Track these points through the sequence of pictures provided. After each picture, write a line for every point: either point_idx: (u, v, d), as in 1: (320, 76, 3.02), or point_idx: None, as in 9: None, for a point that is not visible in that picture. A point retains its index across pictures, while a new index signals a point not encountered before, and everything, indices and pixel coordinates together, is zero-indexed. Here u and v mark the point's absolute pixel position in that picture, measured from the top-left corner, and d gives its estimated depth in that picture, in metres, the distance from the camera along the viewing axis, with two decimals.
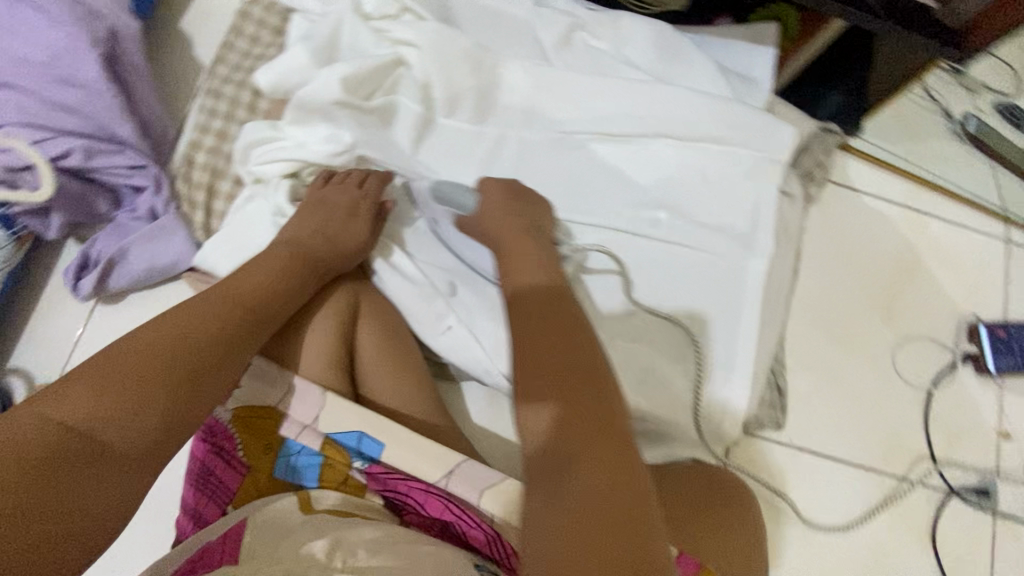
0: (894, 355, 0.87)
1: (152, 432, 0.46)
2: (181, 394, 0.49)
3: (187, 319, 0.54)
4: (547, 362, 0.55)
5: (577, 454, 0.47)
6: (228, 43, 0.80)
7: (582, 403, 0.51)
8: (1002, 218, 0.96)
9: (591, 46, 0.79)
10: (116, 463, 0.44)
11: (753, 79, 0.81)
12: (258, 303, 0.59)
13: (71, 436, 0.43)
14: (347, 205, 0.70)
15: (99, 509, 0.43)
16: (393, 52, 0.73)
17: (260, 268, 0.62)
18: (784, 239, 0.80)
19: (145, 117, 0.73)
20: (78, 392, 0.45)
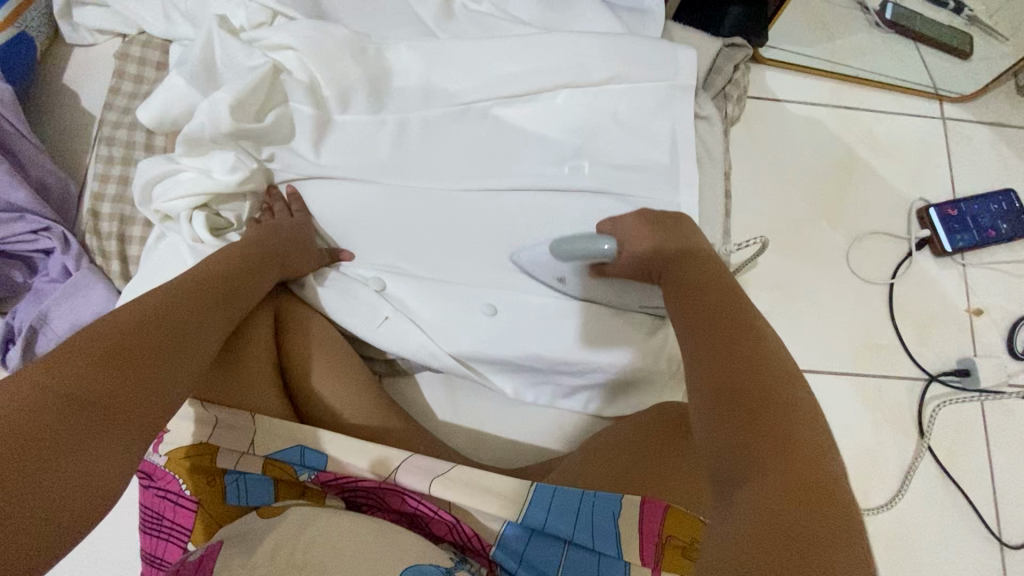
0: (848, 256, 0.85)
1: (146, 405, 0.44)
2: (174, 368, 0.47)
3: (168, 297, 0.52)
4: (722, 313, 0.51)
5: (739, 409, 0.43)
6: (112, 87, 0.78)
7: (729, 382, 0.44)
8: (933, 96, 0.94)
9: (473, 11, 0.78)
10: (111, 435, 0.41)
11: (643, 11, 0.79)
12: (235, 287, 0.59)
13: (68, 405, 0.40)
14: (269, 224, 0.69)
15: (97, 479, 0.39)
16: (264, 59, 0.71)
17: (229, 256, 0.61)
18: (709, 163, 0.79)
19: (40, 179, 0.72)
20: (68, 362, 0.42)
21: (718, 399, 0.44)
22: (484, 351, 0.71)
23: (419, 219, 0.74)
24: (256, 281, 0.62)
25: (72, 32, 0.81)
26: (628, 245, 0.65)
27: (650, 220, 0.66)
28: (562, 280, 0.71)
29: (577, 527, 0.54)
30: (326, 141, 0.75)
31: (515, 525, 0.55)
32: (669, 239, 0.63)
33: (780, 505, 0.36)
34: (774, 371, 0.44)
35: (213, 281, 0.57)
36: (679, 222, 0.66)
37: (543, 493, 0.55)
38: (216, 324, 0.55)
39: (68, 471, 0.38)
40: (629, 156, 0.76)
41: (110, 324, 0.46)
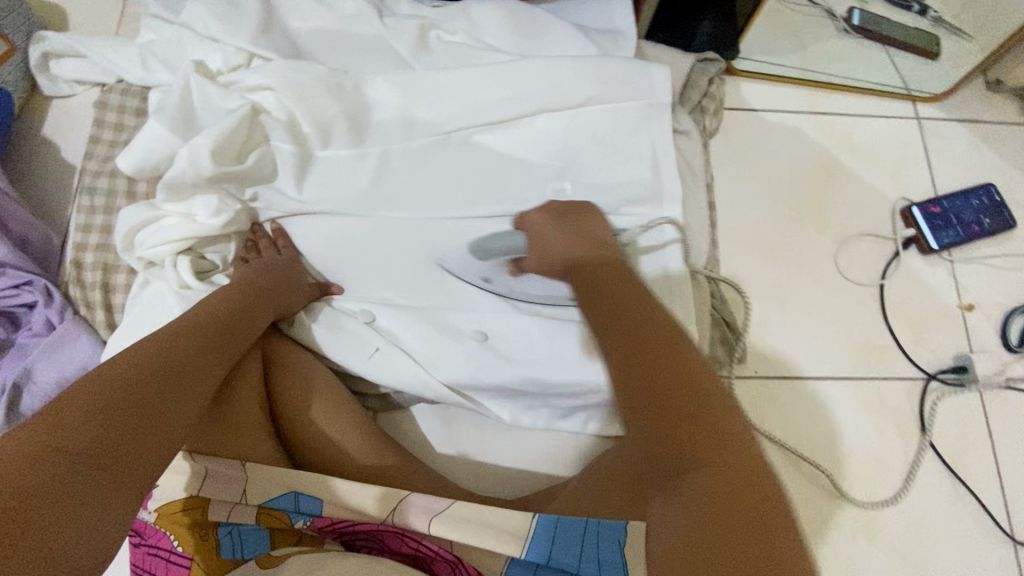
0: (837, 259, 0.85)
1: (145, 464, 0.43)
2: (174, 425, 0.47)
3: (161, 343, 0.51)
4: (645, 326, 0.47)
5: (685, 439, 0.41)
6: (93, 137, 0.78)
7: (650, 384, 0.44)
8: (906, 96, 0.96)
9: (447, 41, 0.78)
10: (110, 495, 0.40)
11: (616, 32, 0.80)
12: (234, 335, 0.59)
13: (71, 465, 0.38)
14: (258, 263, 0.68)
15: (92, 539, 0.38)
16: (243, 102, 0.71)
17: (220, 299, 0.61)
18: (690, 177, 0.80)
19: (21, 234, 0.72)
20: (73, 416, 0.41)
21: (647, 415, 0.44)
22: (478, 379, 0.70)
23: (404, 250, 0.73)
24: (250, 323, 0.62)
25: (50, 84, 0.81)
26: (536, 242, 0.61)
27: (560, 214, 0.63)
28: (488, 280, 0.71)
29: (583, 558, 0.52)
30: (308, 175, 0.74)
31: (518, 560, 0.54)
32: (579, 227, 0.61)
33: (718, 515, 0.38)
34: (684, 365, 0.44)
35: (206, 324, 0.56)
36: (586, 215, 0.63)
37: (546, 531, 0.53)
38: (209, 371, 0.54)
39: (61, 533, 0.36)
40: (610, 175, 0.76)
41: (102, 373, 0.45)
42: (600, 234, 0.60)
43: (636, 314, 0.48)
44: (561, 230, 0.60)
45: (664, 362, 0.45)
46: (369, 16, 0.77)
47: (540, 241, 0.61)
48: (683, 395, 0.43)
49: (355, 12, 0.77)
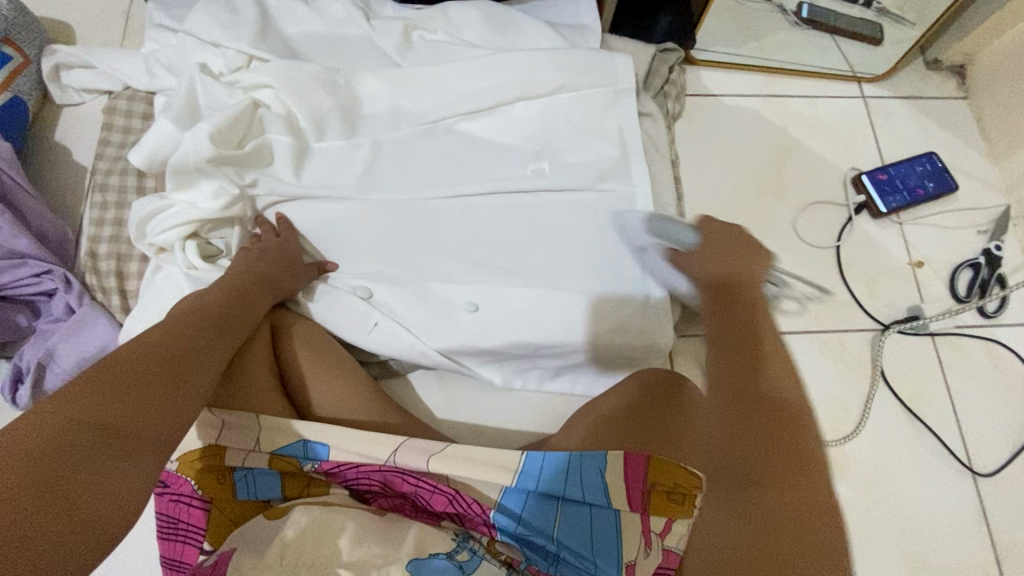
0: (796, 226, 0.93)
1: (160, 434, 0.48)
2: (186, 399, 0.52)
3: (167, 330, 0.56)
4: (749, 373, 0.49)
5: (757, 461, 0.43)
6: (103, 139, 0.84)
7: (741, 397, 0.47)
8: (852, 79, 1.05)
9: (429, 40, 0.85)
10: (128, 459, 0.45)
11: (582, 26, 0.88)
12: (237, 320, 0.64)
13: (90, 435, 0.44)
14: (263, 248, 0.74)
15: (116, 498, 0.43)
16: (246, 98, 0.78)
17: (223, 290, 0.66)
18: (656, 155, 0.87)
19: (40, 228, 0.77)
20: (92, 393, 0.46)
21: (720, 407, 0.48)
22: (471, 343, 0.76)
23: (398, 230, 0.80)
24: (254, 304, 0.67)
25: (61, 93, 0.87)
26: (702, 251, 0.63)
27: (713, 240, 0.64)
28: (642, 248, 0.77)
29: (568, 484, 0.59)
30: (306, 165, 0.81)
31: (512, 491, 0.60)
32: (720, 257, 0.61)
33: (765, 551, 0.39)
34: (783, 407, 0.46)
35: (210, 312, 0.62)
36: (738, 234, 0.64)
37: (533, 463, 0.60)
38: (215, 352, 0.58)
39: (82, 497, 0.41)
40: (582, 155, 0.84)
41: (116, 357, 0.50)
42: (768, 255, 0.62)
43: (759, 330, 0.53)
44: (710, 246, 0.63)
45: (764, 398, 0.47)
46: (356, 19, 0.84)
47: (705, 252, 0.63)
48: (778, 423, 0.45)
49: (343, 16, 0.84)
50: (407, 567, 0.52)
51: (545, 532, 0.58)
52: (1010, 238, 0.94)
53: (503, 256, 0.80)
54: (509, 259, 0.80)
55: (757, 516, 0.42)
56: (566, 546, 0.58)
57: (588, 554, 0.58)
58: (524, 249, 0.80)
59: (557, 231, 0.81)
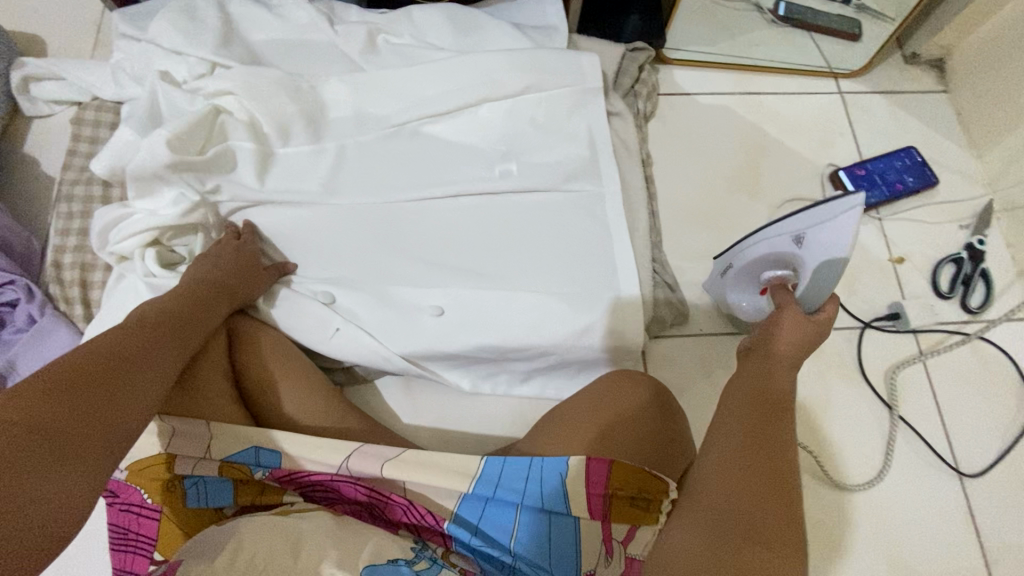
0: (772, 223, 0.91)
1: (103, 443, 0.47)
2: (134, 408, 0.51)
3: (121, 334, 0.56)
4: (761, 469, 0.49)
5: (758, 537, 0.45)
6: (70, 150, 0.84)
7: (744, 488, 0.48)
8: (829, 75, 1.04)
9: (394, 43, 0.85)
10: (69, 467, 0.44)
11: (549, 27, 0.87)
12: (191, 325, 0.63)
13: (28, 440, 0.43)
14: (223, 250, 0.74)
15: (56, 506, 0.42)
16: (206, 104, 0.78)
17: (176, 295, 0.65)
18: (626, 155, 0.86)
19: (4, 238, 0.77)
20: (31, 397, 0.45)
21: (739, 416, 0.52)
22: (436, 348, 0.75)
23: (362, 235, 0.79)
24: (211, 310, 0.67)
25: (30, 105, 0.87)
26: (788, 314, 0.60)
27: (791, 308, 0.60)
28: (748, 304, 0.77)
29: (526, 490, 0.57)
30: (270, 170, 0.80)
31: (467, 498, 0.59)
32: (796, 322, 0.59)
33: None
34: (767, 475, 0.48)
35: (163, 317, 0.61)
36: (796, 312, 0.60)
37: (490, 469, 0.58)
38: (170, 358, 0.58)
39: (20, 504, 0.40)
40: (549, 155, 0.83)
41: (66, 361, 0.49)
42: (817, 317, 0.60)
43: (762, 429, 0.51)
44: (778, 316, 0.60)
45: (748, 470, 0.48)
46: (320, 24, 0.83)
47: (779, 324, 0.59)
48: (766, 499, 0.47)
49: (307, 21, 0.84)
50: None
51: (501, 541, 0.58)
52: (993, 232, 0.92)
53: (469, 258, 0.79)
54: (475, 260, 0.79)
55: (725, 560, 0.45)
56: (520, 555, 0.57)
57: (543, 562, 0.57)
58: (490, 251, 0.79)
59: (524, 232, 0.80)
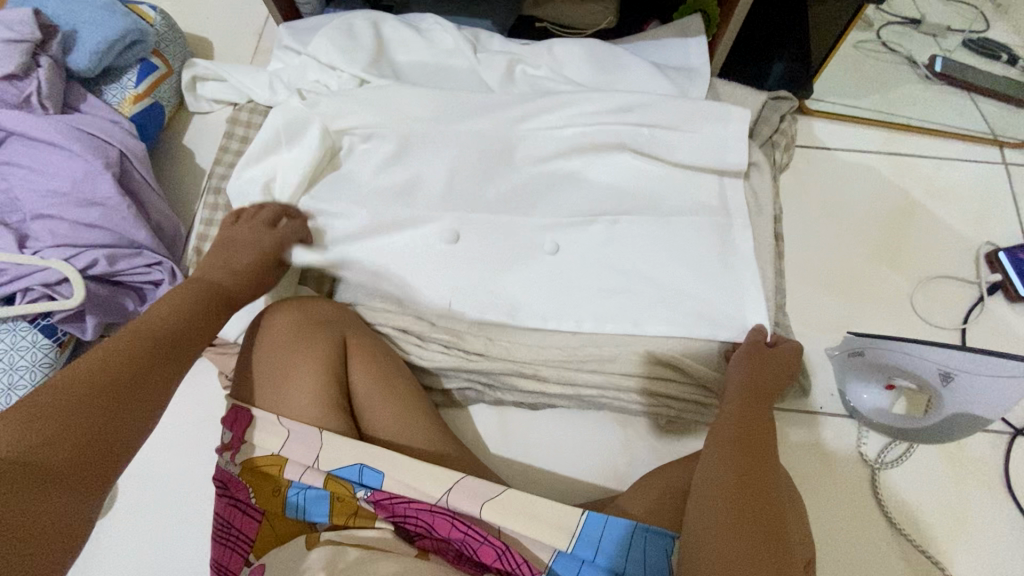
0: (914, 299, 0.83)
1: (103, 442, 0.44)
2: (145, 407, 0.48)
3: (124, 340, 0.51)
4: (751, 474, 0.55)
5: (752, 537, 0.49)
6: (222, 146, 0.91)
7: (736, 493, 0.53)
8: (992, 143, 0.94)
9: (532, 74, 0.85)
10: (67, 486, 0.41)
11: (691, 69, 0.84)
12: (211, 306, 0.60)
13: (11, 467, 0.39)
14: (221, 242, 0.70)
15: (61, 520, 0.40)
16: (320, 130, 0.78)
17: (175, 292, 0.59)
18: (756, 208, 0.81)
19: (158, 221, 0.83)
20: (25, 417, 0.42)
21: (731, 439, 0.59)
22: (532, 381, 0.75)
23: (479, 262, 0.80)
24: (245, 279, 0.66)
25: (194, 102, 0.95)
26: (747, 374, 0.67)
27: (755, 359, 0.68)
28: (882, 403, 0.72)
29: (627, 564, 0.54)
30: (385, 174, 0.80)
31: (565, 554, 0.56)
32: (766, 372, 0.67)
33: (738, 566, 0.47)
34: (761, 481, 0.55)
35: (178, 306, 0.57)
36: (772, 372, 0.68)
37: (592, 527, 0.55)
38: (179, 363, 0.53)
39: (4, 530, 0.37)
40: (674, 201, 0.80)
41: (49, 391, 0.44)
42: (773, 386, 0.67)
43: (753, 449, 0.58)
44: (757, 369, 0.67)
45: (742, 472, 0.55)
46: (463, 50, 0.85)
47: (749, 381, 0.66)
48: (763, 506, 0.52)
49: (452, 46, 0.86)
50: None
51: None
52: None
53: (584, 299, 0.77)
54: (587, 303, 0.77)
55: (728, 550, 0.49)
56: None
57: None
58: (604, 289, 0.77)
59: (628, 307, 0.76)
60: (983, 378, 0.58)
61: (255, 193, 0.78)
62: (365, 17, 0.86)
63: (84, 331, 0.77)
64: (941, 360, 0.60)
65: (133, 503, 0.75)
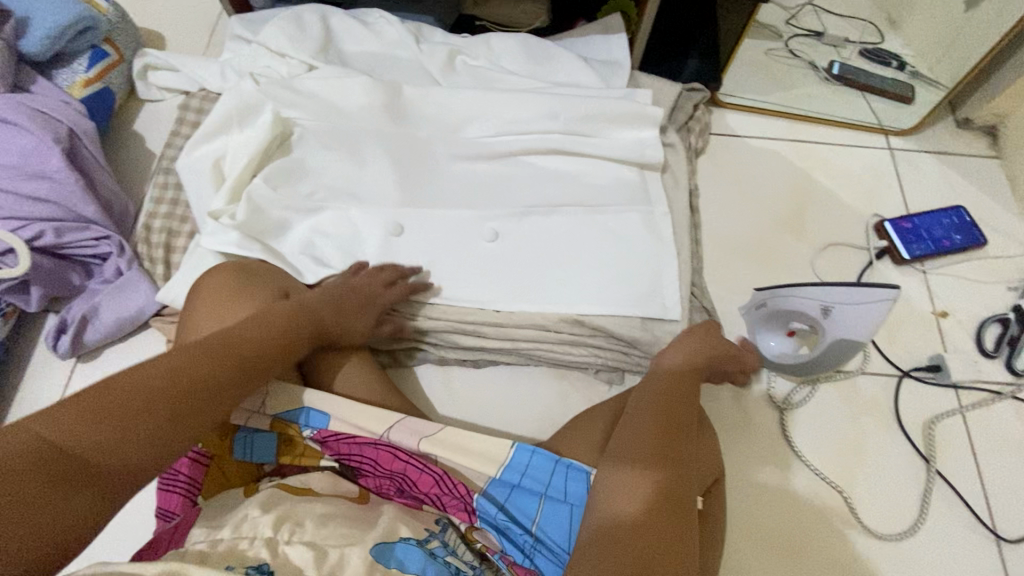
0: (816, 264, 0.93)
1: (142, 457, 0.44)
2: (195, 427, 0.47)
3: (202, 352, 0.51)
4: (669, 448, 0.57)
5: (660, 511, 0.51)
6: (173, 130, 0.94)
7: (652, 463, 0.55)
8: (880, 131, 1.07)
9: (471, 65, 0.92)
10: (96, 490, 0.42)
11: (614, 61, 0.93)
12: (298, 332, 0.59)
13: (56, 462, 0.41)
14: (343, 287, 0.69)
15: (69, 524, 0.40)
16: (272, 114, 0.83)
17: (276, 316, 0.58)
18: (673, 183, 0.90)
19: (107, 198, 0.85)
20: (86, 409, 0.43)
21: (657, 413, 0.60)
22: (475, 338, 0.81)
23: (422, 233, 0.85)
24: (344, 321, 0.67)
25: (145, 90, 0.98)
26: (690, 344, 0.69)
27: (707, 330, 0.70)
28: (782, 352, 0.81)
29: (552, 481, 0.58)
30: (334, 153, 0.86)
31: (497, 479, 0.59)
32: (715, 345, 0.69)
33: (640, 536, 0.49)
34: (677, 457, 0.57)
35: (277, 330, 0.57)
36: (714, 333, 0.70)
37: (522, 454, 0.59)
38: (248, 386, 0.53)
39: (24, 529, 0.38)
40: (600, 179, 0.88)
41: (117, 388, 0.45)
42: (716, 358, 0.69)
43: (681, 424, 0.60)
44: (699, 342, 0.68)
45: (661, 444, 0.57)
46: (407, 42, 0.92)
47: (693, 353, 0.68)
48: (671, 481, 0.54)
49: (397, 39, 0.93)
50: (371, 552, 0.47)
51: (524, 524, 0.57)
52: None
53: (520, 265, 0.84)
54: (521, 270, 0.84)
55: (632, 524, 0.50)
56: (545, 543, 0.56)
57: (565, 550, 0.56)
58: (538, 257, 0.84)
59: (565, 290, 0.82)
60: (857, 305, 0.72)
61: (204, 171, 0.82)
62: (315, 11, 0.92)
63: (28, 303, 0.78)
64: (826, 293, 0.73)
65: None
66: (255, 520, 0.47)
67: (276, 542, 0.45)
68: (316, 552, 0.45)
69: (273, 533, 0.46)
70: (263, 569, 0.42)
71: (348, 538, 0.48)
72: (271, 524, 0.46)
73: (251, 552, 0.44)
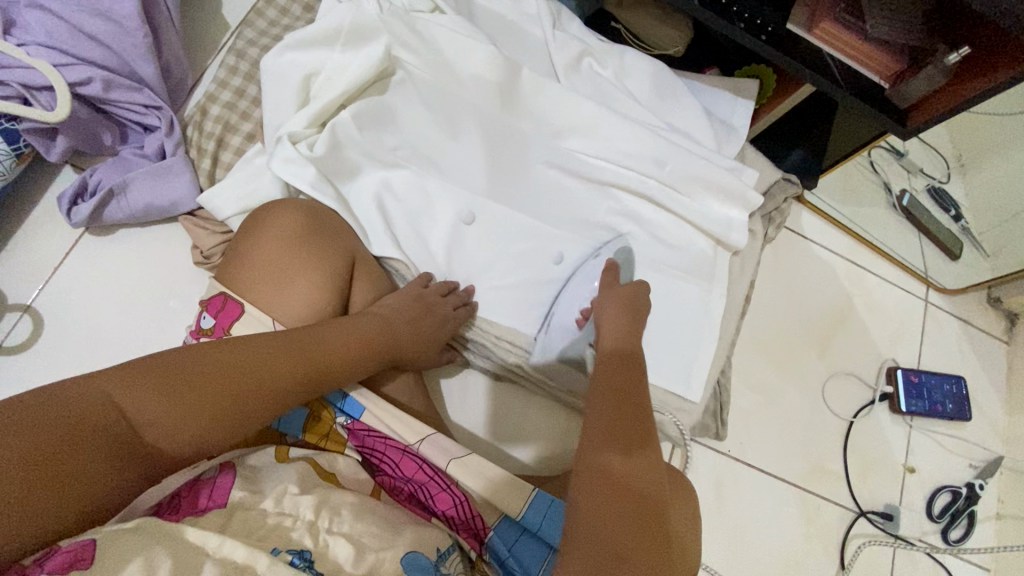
0: (825, 387, 0.98)
1: (185, 442, 0.48)
2: (238, 425, 0.51)
3: (270, 350, 0.54)
4: (618, 426, 0.52)
5: (624, 511, 0.47)
6: (258, 9, 0.83)
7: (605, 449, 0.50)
8: (925, 279, 1.10)
9: (596, 72, 0.86)
10: (141, 458, 0.48)
11: (732, 127, 0.90)
12: (365, 347, 0.61)
13: (116, 425, 0.46)
14: (415, 299, 0.70)
15: (111, 483, 0.46)
16: (383, 49, 0.75)
17: (351, 327, 0.61)
18: (740, 268, 0.88)
19: (168, 62, 0.76)
20: (153, 382, 0.48)
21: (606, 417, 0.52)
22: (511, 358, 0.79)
23: (488, 230, 0.81)
24: (412, 343, 0.68)
25: None
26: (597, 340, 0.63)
27: (622, 318, 0.64)
28: None
29: None
30: (430, 114, 0.80)
31: (510, 519, 0.61)
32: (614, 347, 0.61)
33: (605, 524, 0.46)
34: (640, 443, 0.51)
35: (347, 342, 0.59)
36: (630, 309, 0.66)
37: (543, 502, 0.60)
38: (301, 394, 0.55)
39: (81, 479, 0.44)
40: (679, 238, 0.85)
41: (183, 366, 0.49)
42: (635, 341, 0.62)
43: (633, 418, 0.53)
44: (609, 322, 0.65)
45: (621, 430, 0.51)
46: (542, 21, 0.85)
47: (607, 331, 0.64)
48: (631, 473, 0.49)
49: (533, 13, 0.85)
50: (401, 563, 0.51)
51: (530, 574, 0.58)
52: (994, 483, 0.99)
53: None
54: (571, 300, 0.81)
55: (592, 522, 0.47)
56: None
57: None
58: None
59: None
60: None
61: (292, 84, 0.75)
62: None
63: (49, 151, 0.70)
64: None
65: (55, 349, 0.70)
66: (295, 497, 0.52)
67: (318, 528, 0.51)
68: (356, 548, 0.50)
69: (315, 518, 0.51)
70: (305, 556, 0.47)
71: (385, 540, 0.52)
72: (312, 508, 0.52)
73: (295, 536, 0.49)
